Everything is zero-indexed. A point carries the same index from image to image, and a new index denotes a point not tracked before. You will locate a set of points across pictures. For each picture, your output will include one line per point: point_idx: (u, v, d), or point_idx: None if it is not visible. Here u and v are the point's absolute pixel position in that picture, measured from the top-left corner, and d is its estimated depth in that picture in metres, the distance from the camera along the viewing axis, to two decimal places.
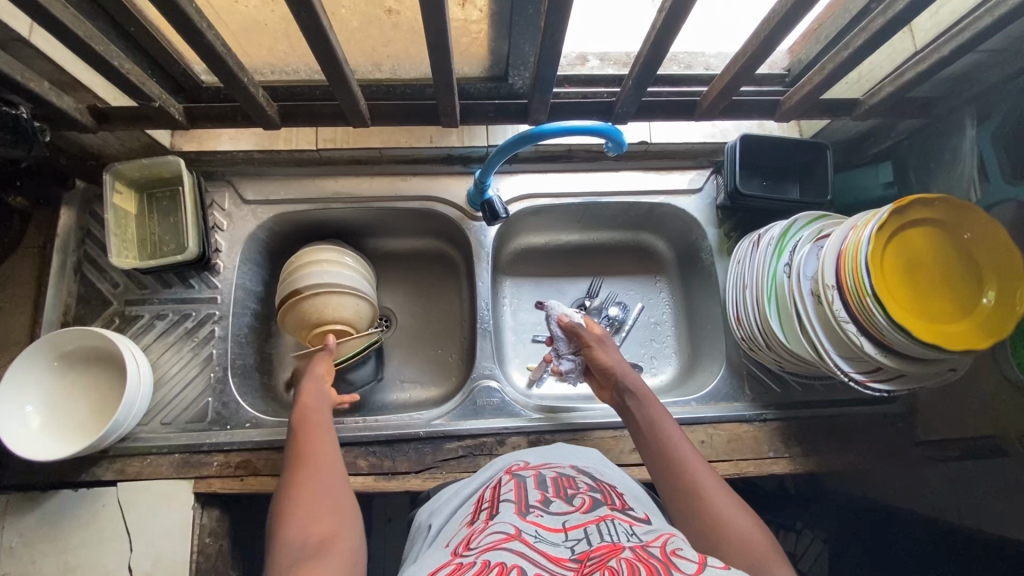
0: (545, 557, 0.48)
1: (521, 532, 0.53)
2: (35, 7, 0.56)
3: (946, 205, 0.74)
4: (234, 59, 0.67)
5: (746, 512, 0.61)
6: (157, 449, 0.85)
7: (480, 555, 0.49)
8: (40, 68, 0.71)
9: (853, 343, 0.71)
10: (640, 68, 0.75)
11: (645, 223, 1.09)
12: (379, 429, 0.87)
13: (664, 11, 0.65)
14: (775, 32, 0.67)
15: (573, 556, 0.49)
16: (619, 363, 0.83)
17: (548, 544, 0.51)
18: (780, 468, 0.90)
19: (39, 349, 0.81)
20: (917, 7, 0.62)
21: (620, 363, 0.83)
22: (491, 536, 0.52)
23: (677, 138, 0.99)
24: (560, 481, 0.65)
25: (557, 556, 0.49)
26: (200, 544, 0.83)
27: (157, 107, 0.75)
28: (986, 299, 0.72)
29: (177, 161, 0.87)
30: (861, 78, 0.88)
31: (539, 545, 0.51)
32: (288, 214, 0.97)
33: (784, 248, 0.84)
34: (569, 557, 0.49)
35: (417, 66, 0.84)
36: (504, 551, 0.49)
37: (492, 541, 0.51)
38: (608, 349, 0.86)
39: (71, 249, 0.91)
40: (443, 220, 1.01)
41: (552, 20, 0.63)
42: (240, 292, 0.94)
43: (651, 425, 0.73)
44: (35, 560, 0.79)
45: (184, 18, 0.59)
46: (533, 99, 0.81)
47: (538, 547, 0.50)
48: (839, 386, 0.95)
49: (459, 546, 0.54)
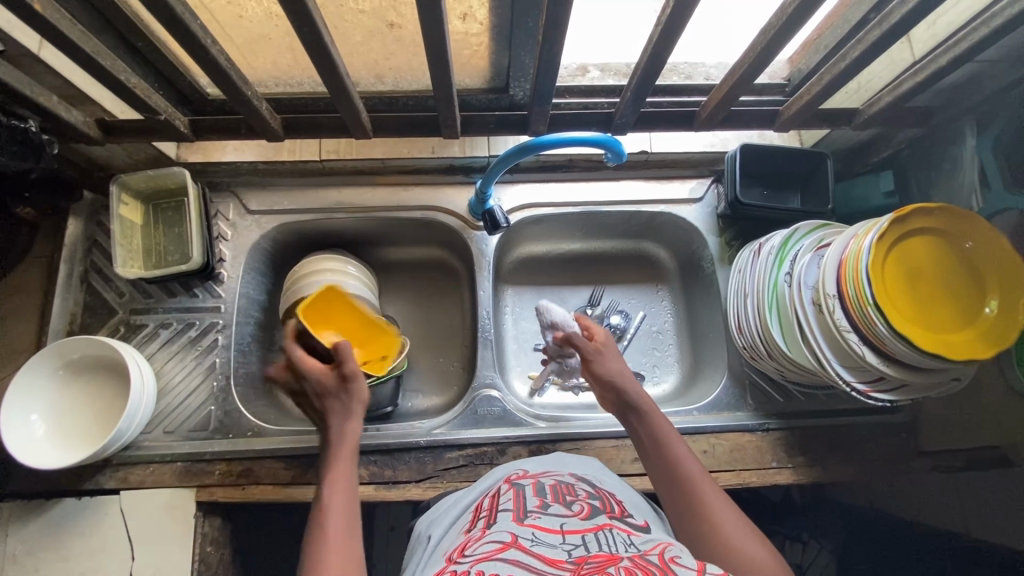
0: (542, 561, 0.49)
1: (517, 538, 0.53)
2: (44, 26, 0.57)
3: (946, 213, 0.73)
4: (239, 74, 0.69)
5: (752, 529, 0.60)
6: (160, 458, 0.85)
7: (475, 564, 0.49)
8: (48, 82, 0.72)
9: (855, 352, 0.71)
10: (638, 79, 0.75)
11: (647, 233, 1.09)
12: (380, 438, 0.87)
13: (661, 23, 0.66)
14: (772, 42, 0.67)
15: (570, 558, 0.49)
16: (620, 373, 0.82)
17: (545, 547, 0.51)
18: (783, 478, 0.89)
19: (45, 357, 0.82)
20: (913, 18, 0.63)
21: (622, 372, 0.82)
22: (487, 544, 0.52)
23: (678, 147, 1.00)
24: (559, 488, 0.65)
25: (553, 558, 0.49)
26: (200, 553, 0.84)
27: (163, 120, 0.76)
28: (988, 308, 0.72)
29: (182, 172, 0.89)
30: (860, 87, 0.88)
31: (536, 549, 0.51)
32: (291, 224, 0.97)
33: (785, 257, 0.84)
34: (566, 559, 0.49)
35: (419, 78, 0.85)
36: (499, 560, 0.49)
37: (487, 550, 0.51)
38: (612, 356, 0.84)
39: (78, 258, 0.93)
40: (444, 229, 1.01)
41: (551, 32, 0.64)
42: (243, 301, 0.95)
43: (656, 442, 0.71)
44: (38, 568, 0.80)
45: (190, 34, 0.60)
46: (533, 110, 0.82)
47: (535, 550, 0.50)
48: (842, 395, 0.94)
49: (455, 553, 0.54)
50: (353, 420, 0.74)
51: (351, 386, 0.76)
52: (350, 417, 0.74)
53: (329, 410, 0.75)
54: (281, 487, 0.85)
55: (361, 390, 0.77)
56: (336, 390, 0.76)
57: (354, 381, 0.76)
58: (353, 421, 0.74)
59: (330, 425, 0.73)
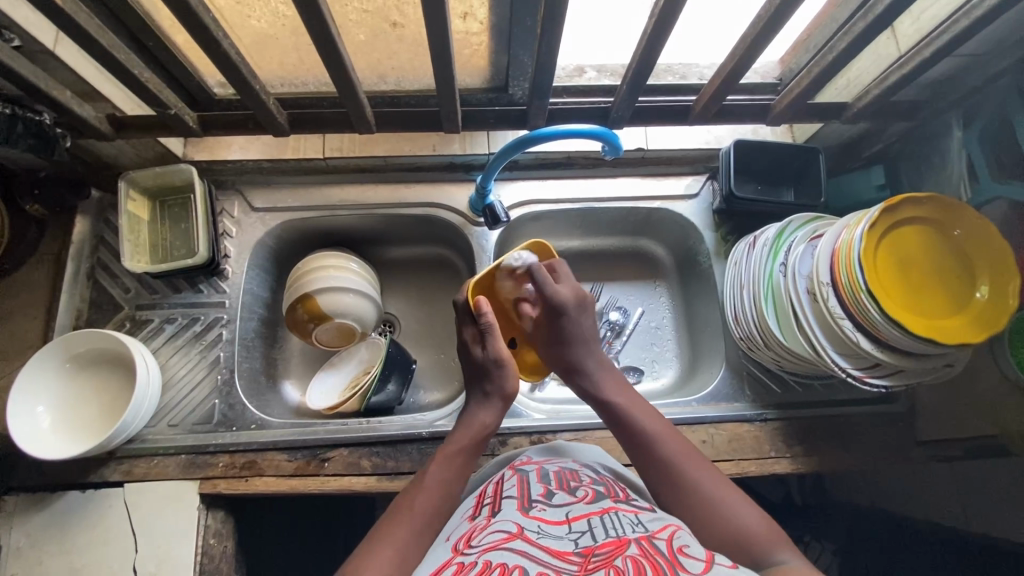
0: (548, 553, 0.49)
1: (523, 529, 0.53)
2: (63, 18, 0.60)
3: (935, 204, 0.75)
4: (247, 68, 0.71)
5: (746, 501, 0.58)
6: (164, 450, 0.86)
7: (482, 555, 0.49)
8: (63, 78, 0.75)
9: (850, 338, 0.72)
10: (634, 74, 0.78)
11: (644, 230, 1.11)
12: (383, 429, 0.88)
13: (653, 18, 0.69)
14: (762, 34, 0.70)
15: (577, 550, 0.50)
16: (584, 355, 0.72)
17: (551, 539, 0.52)
18: (781, 468, 0.89)
19: (53, 350, 0.83)
20: (897, 8, 0.65)
21: (583, 347, 0.72)
22: (492, 535, 0.52)
23: (673, 144, 1.03)
24: (563, 474, 0.65)
25: (560, 550, 0.50)
26: (203, 546, 0.83)
27: (172, 115, 0.78)
28: (979, 293, 0.73)
29: (189, 169, 0.91)
30: (848, 83, 0.91)
31: (542, 541, 0.51)
32: (295, 221, 0.99)
33: (780, 248, 0.85)
34: (573, 551, 0.50)
35: (421, 77, 0.88)
36: (506, 551, 0.49)
37: (493, 540, 0.51)
38: (586, 322, 0.73)
39: (85, 255, 0.94)
40: (445, 226, 1.03)
41: (549, 26, 0.67)
42: (247, 297, 0.96)
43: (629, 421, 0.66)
44: (42, 560, 0.80)
45: (201, 26, 0.62)
46: (532, 106, 0.85)
47: (541, 542, 0.51)
48: (839, 387, 0.95)
49: (460, 543, 0.54)
50: (492, 412, 0.69)
51: (495, 371, 0.69)
52: (488, 407, 0.69)
53: (475, 389, 0.71)
54: (285, 479, 0.85)
55: (506, 379, 0.69)
56: (480, 366, 0.70)
57: (500, 368, 0.69)
58: (492, 412, 0.69)
59: (470, 406, 0.70)
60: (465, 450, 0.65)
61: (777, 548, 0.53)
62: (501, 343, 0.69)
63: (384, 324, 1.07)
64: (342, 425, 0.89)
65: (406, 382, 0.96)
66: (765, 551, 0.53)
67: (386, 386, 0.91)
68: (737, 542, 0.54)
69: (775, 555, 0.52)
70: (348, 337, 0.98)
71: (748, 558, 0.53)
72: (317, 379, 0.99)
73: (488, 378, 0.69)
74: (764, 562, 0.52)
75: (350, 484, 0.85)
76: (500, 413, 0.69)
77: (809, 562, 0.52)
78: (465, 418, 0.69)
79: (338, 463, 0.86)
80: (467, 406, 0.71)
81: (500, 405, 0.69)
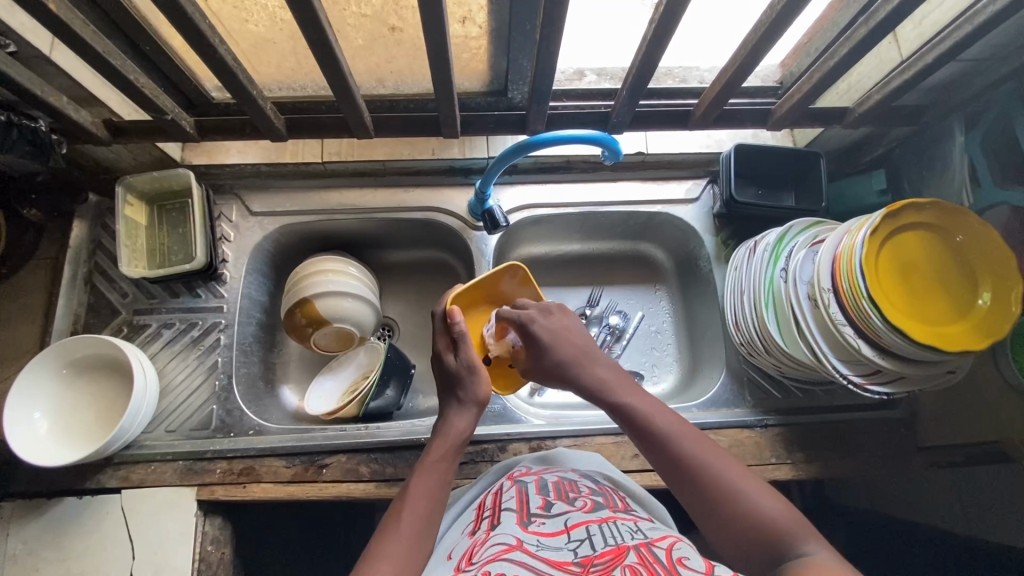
0: (548, 564, 0.49)
1: (522, 542, 0.53)
2: (59, 25, 0.60)
3: (935, 208, 0.74)
4: (244, 73, 0.71)
5: (770, 492, 0.57)
6: (161, 456, 0.85)
7: (482, 568, 0.49)
8: (60, 84, 0.75)
9: (852, 345, 0.71)
10: (633, 80, 0.78)
11: (643, 233, 1.11)
12: (382, 436, 0.87)
13: (652, 25, 0.69)
14: (762, 40, 0.70)
15: (577, 559, 0.49)
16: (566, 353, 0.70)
17: (551, 551, 0.51)
18: (782, 474, 0.88)
19: (50, 356, 0.83)
20: (898, 14, 0.65)
21: (562, 346, 0.71)
22: (492, 548, 0.52)
23: (675, 148, 1.03)
24: (562, 485, 0.65)
25: (559, 560, 0.49)
26: (201, 553, 0.82)
27: (169, 120, 0.78)
28: (981, 300, 0.72)
29: (186, 174, 0.91)
30: (850, 88, 0.91)
31: (542, 553, 0.51)
32: (295, 225, 0.99)
33: (780, 254, 0.85)
34: (572, 560, 0.49)
35: (420, 81, 0.87)
36: (505, 562, 0.49)
37: (493, 553, 0.51)
38: (561, 327, 0.73)
39: (82, 260, 0.93)
40: (444, 230, 1.03)
41: (548, 32, 0.66)
42: (245, 301, 0.96)
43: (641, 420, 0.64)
44: (39, 566, 0.80)
45: (198, 32, 0.62)
46: (531, 111, 0.85)
47: (540, 555, 0.50)
48: (840, 392, 0.94)
49: (462, 560, 0.53)
50: (467, 417, 0.67)
51: (468, 378, 0.68)
52: (462, 413, 0.67)
53: (447, 398, 0.69)
54: (282, 485, 0.84)
55: (479, 386, 0.68)
56: (452, 375, 0.69)
57: (473, 374, 0.68)
58: (467, 418, 0.67)
59: (444, 413, 0.69)
60: (445, 460, 0.64)
61: (802, 539, 0.52)
62: (474, 350, 0.69)
63: (383, 328, 1.07)
64: (341, 431, 0.88)
65: (404, 388, 0.95)
66: (793, 545, 0.52)
67: (384, 391, 0.90)
68: (766, 539, 0.53)
69: (804, 546, 0.52)
70: (346, 342, 0.98)
71: (777, 549, 0.52)
72: (316, 383, 0.99)
73: (460, 386, 0.68)
74: (790, 553, 0.51)
75: (348, 490, 0.84)
76: (475, 418, 0.68)
77: (834, 553, 0.51)
78: (441, 427, 0.67)
79: (336, 470, 0.85)
80: (441, 413, 0.69)
81: (475, 411, 0.68)
